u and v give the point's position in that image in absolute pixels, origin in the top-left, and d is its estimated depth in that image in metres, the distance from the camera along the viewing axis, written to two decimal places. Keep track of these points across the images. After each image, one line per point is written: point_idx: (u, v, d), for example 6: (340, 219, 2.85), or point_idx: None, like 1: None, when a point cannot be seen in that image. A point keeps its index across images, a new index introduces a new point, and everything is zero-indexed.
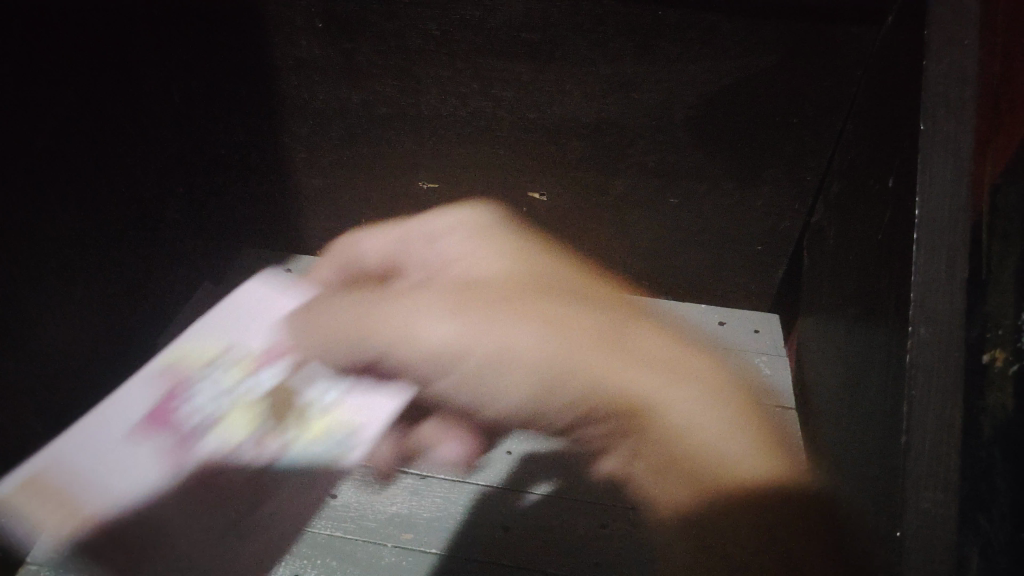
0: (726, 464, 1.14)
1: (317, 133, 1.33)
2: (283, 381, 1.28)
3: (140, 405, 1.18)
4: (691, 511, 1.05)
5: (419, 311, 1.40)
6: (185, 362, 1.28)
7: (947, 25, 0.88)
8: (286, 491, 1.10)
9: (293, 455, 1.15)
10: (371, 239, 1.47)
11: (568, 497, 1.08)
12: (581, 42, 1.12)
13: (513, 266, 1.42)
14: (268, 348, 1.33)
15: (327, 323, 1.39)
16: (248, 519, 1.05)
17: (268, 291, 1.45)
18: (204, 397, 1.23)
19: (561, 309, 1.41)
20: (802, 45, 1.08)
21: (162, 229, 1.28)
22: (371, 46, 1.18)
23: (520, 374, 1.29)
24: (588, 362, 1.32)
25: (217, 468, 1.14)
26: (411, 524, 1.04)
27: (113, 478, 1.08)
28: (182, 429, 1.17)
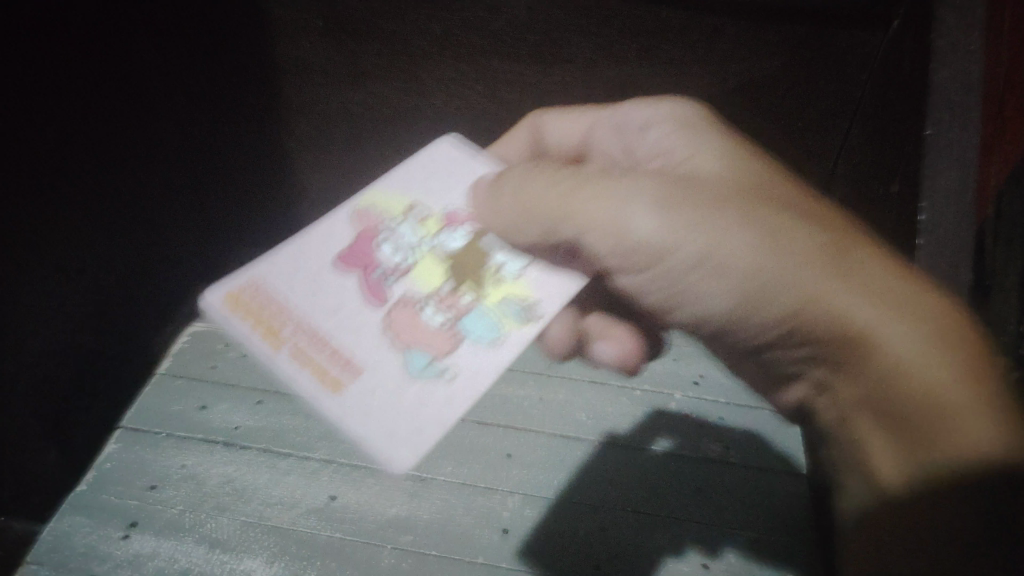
0: (932, 386, 0.76)
1: (320, 133, 1.34)
2: (467, 243, 1.05)
3: (340, 240, 1.04)
4: (691, 517, 1.05)
5: (638, 189, 0.88)
6: (379, 208, 1.08)
7: (952, 31, 0.94)
8: (467, 368, 0.95)
9: (478, 314, 0.99)
10: (557, 122, 1.22)
11: (568, 501, 1.05)
12: (587, 44, 1.13)
13: (733, 157, 0.97)
14: (450, 203, 1.09)
15: (560, 178, 0.93)
16: (364, 322, 0.95)
17: (461, 151, 1.16)
18: (401, 239, 1.05)
19: (787, 211, 0.86)
20: (806, 51, 1.08)
21: (164, 231, 1.33)
22: (378, 48, 1.20)
23: (726, 282, 0.84)
24: (794, 287, 0.81)
25: (350, 289, 0.99)
26: (411, 526, 1.01)
27: (314, 308, 0.97)
28: (378, 270, 1.01)
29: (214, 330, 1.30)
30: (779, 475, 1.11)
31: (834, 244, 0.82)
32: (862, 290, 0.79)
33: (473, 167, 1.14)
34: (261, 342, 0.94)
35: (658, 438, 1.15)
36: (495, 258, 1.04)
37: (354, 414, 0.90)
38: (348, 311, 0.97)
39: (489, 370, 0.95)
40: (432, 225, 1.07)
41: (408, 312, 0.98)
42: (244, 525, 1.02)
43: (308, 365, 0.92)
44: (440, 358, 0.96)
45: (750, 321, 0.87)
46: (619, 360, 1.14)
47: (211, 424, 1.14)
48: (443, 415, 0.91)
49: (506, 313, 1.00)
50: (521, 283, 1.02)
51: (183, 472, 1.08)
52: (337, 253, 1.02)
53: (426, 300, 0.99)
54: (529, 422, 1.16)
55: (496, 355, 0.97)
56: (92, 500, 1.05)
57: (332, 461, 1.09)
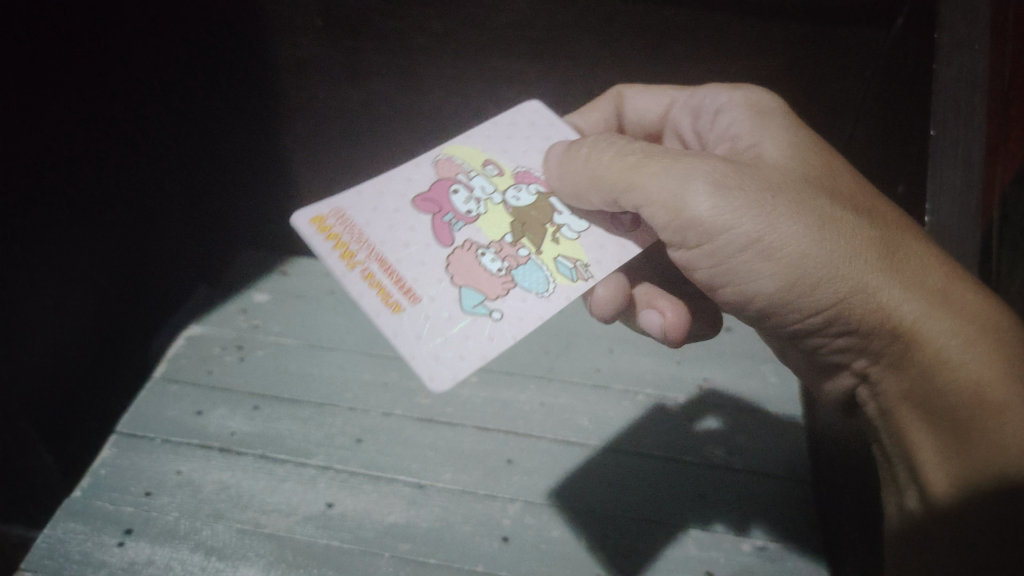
0: (990, 386, 0.69)
1: (316, 132, 1.32)
2: (535, 199, 1.02)
3: (422, 186, 1.03)
4: (694, 523, 1.03)
5: (698, 165, 0.80)
6: (459, 159, 1.06)
7: (958, 31, 0.93)
8: (514, 311, 0.91)
9: (535, 268, 0.95)
10: (641, 98, 1.09)
11: (569, 508, 1.04)
12: (589, 42, 1.12)
13: (796, 132, 0.86)
14: (524, 161, 1.06)
15: (630, 150, 0.87)
16: (433, 258, 0.95)
17: (541, 116, 1.12)
18: (474, 188, 1.02)
19: (844, 199, 0.78)
20: (810, 48, 1.06)
21: (159, 231, 1.32)
22: (375, 46, 1.18)
23: (772, 266, 0.77)
24: (847, 275, 0.74)
25: (412, 218, 0.99)
26: (409, 534, 1.00)
27: (389, 239, 0.97)
28: (448, 214, 0.99)
29: (210, 334, 1.29)
30: (785, 482, 1.09)
31: (886, 239, 0.76)
32: (913, 288, 0.74)
33: (558, 129, 1.10)
34: (337, 260, 0.94)
35: (661, 444, 1.13)
36: (557, 219, 1.00)
37: (406, 336, 0.89)
38: (418, 248, 0.96)
39: (536, 316, 0.92)
40: (506, 181, 1.04)
41: (468, 256, 0.96)
42: (240, 533, 1.00)
43: (375, 286, 0.92)
44: (493, 300, 0.92)
45: (795, 308, 0.78)
46: (659, 330, 0.96)
47: (205, 430, 1.12)
48: (486, 351, 0.88)
49: (559, 269, 0.95)
50: (579, 245, 0.98)
51: (178, 478, 1.06)
52: (415, 194, 1.01)
53: (488, 247, 0.97)
54: (530, 427, 1.14)
55: (546, 306, 0.92)
56: (86, 506, 1.02)
57: (329, 468, 1.08)
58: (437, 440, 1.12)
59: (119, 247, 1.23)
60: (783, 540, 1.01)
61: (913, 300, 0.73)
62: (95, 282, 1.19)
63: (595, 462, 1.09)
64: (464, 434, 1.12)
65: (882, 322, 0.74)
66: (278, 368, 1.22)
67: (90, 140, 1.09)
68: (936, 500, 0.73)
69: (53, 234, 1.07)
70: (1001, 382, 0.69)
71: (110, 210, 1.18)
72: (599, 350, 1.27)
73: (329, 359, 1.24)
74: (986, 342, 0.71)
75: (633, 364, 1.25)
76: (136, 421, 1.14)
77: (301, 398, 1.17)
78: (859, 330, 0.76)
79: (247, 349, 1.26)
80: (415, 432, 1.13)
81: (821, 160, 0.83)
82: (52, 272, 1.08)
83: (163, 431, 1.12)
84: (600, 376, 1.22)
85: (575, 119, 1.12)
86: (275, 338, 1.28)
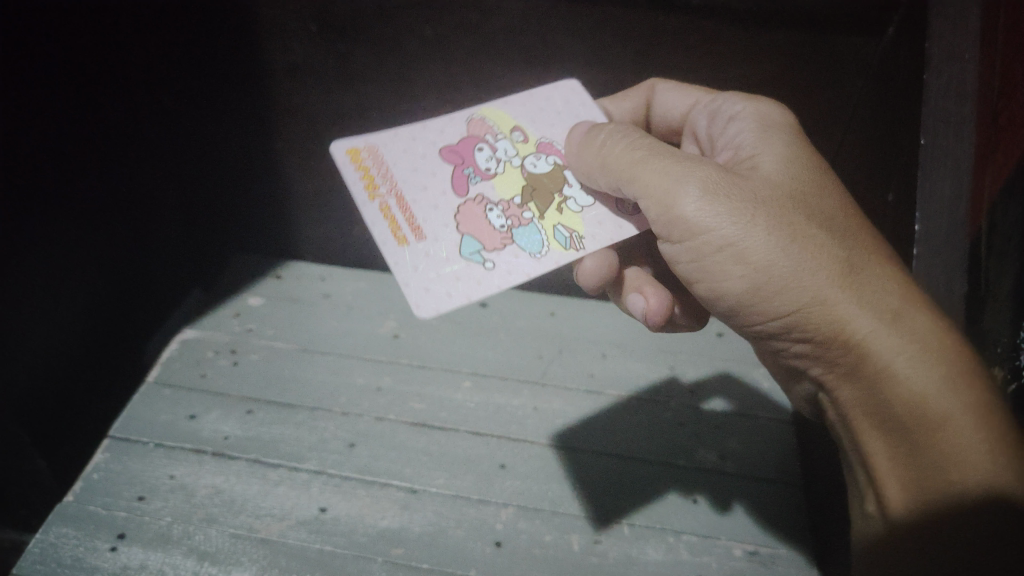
0: (928, 402, 0.69)
1: (311, 140, 1.30)
2: (555, 168, 1.02)
3: (453, 137, 1.03)
4: (687, 528, 1.03)
5: (691, 169, 0.81)
6: (491, 121, 1.06)
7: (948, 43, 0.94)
8: (506, 266, 0.93)
9: (535, 231, 0.96)
10: (671, 94, 1.06)
11: (562, 513, 1.04)
12: (582, 50, 1.13)
13: (796, 147, 0.85)
14: (550, 134, 1.06)
15: (639, 144, 0.87)
16: (446, 203, 0.97)
17: (578, 95, 1.09)
18: (499, 149, 1.03)
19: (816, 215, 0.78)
20: (800, 56, 1.07)
21: (148, 233, 1.32)
22: (369, 50, 1.18)
23: (738, 272, 0.79)
24: (805, 288, 0.75)
25: (435, 165, 1.00)
26: (402, 539, 1.00)
27: (408, 180, 0.99)
28: (469, 167, 1.00)
29: (204, 338, 1.28)
30: (776, 486, 1.09)
31: (847, 257, 0.76)
32: (871, 305, 0.74)
33: (587, 110, 1.07)
34: (360, 190, 0.97)
35: (653, 449, 1.13)
36: (567, 190, 1.00)
37: (402, 266, 0.92)
38: (432, 191, 0.98)
39: (525, 273, 0.93)
40: (529, 149, 1.04)
41: (476, 209, 0.97)
42: (233, 537, 0.99)
43: (386, 218, 0.95)
44: (489, 252, 0.94)
45: (756, 312, 0.81)
46: (642, 313, 0.94)
47: (198, 434, 1.12)
48: (471, 292, 0.91)
49: (557, 236, 0.96)
50: (583, 217, 0.98)
51: (171, 483, 1.06)
52: (442, 145, 1.02)
53: (496, 204, 0.98)
54: (523, 432, 1.14)
55: (539, 265, 0.93)
56: (79, 510, 1.02)
57: (323, 472, 1.08)
58: (431, 444, 1.12)
59: (112, 250, 1.23)
60: (774, 545, 1.02)
61: (869, 317, 0.73)
62: (89, 286, 1.19)
63: (589, 467, 1.10)
64: (456, 437, 1.13)
65: (836, 337, 0.75)
66: (273, 371, 1.23)
67: (89, 143, 1.12)
68: (893, 513, 0.74)
69: (58, 233, 1.09)
70: (940, 397, 0.69)
71: (110, 211, 1.21)
72: (592, 355, 1.27)
73: (323, 364, 1.24)
74: (932, 361, 0.70)
75: (626, 368, 1.25)
76: (129, 425, 1.13)
77: (294, 402, 1.17)
78: (814, 341, 0.77)
79: (241, 353, 1.26)
80: (406, 436, 1.13)
81: (813, 176, 0.82)
82: (53, 271, 1.10)
83: (156, 435, 1.12)
84: (593, 380, 1.23)
85: (605, 105, 1.10)
86: (269, 342, 1.28)
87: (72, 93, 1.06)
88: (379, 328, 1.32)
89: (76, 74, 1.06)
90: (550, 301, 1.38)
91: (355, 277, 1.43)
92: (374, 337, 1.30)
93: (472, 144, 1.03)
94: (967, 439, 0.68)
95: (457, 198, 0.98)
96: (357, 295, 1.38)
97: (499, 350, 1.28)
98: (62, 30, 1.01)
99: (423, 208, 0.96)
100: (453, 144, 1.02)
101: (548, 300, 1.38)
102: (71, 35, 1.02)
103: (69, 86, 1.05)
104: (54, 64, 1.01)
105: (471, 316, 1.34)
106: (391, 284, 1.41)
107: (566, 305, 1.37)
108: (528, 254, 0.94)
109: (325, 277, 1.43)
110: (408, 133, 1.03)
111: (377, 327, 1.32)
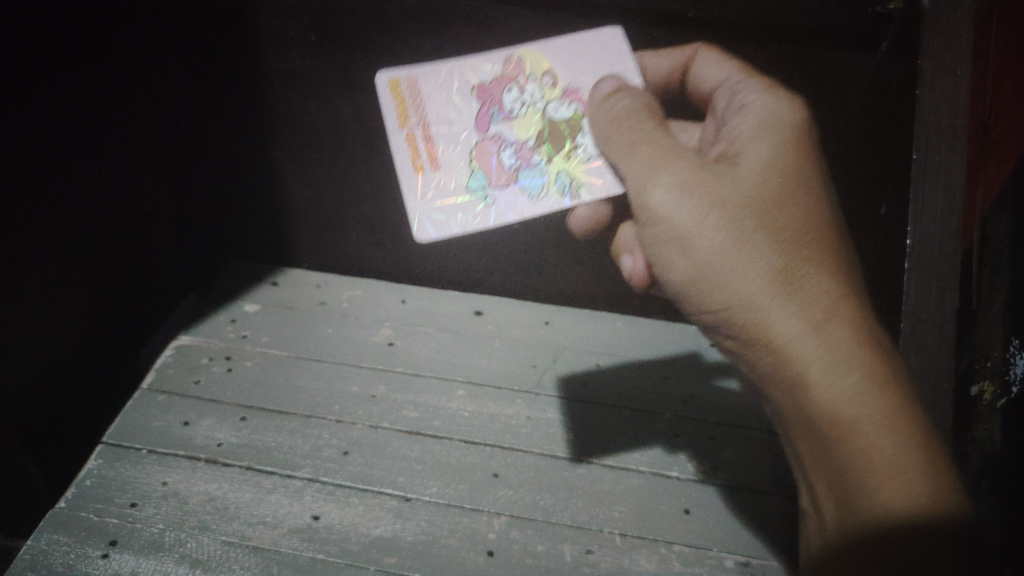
0: (845, 410, 0.75)
1: (308, 148, 1.31)
2: (575, 117, 1.07)
3: (486, 76, 1.08)
4: (679, 539, 1.03)
5: (664, 160, 0.85)
6: (527, 61, 1.09)
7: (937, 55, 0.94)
8: (504, 204, 1.04)
9: (539, 175, 1.05)
10: (709, 65, 1.02)
11: (555, 522, 1.04)
12: None
13: (781, 149, 0.86)
14: (580, 81, 1.08)
15: (639, 127, 0.90)
16: (466, 137, 1.06)
17: (619, 44, 1.07)
18: (527, 91, 1.08)
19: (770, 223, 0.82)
20: (792, 71, 1.09)
21: (145, 241, 1.33)
22: (366, 60, 1.19)
23: (683, 262, 0.85)
24: (736, 288, 0.81)
25: (463, 100, 1.07)
26: (395, 548, 1.00)
27: (435, 113, 1.07)
28: (493, 107, 1.07)
29: (199, 344, 1.29)
30: (770, 497, 1.10)
31: (785, 264, 0.80)
32: (801, 314, 0.79)
33: (618, 56, 1.07)
34: (391, 117, 1.07)
35: (647, 459, 1.14)
36: (581, 139, 1.06)
37: (412, 191, 1.05)
38: (454, 126, 1.07)
39: (519, 213, 1.04)
40: (555, 94, 1.07)
41: (490, 148, 1.06)
42: (225, 545, 0.99)
43: (408, 146, 1.06)
44: (492, 189, 1.05)
45: (693, 303, 0.88)
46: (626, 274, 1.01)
47: (190, 441, 1.12)
48: (466, 225, 1.04)
49: (558, 181, 1.05)
50: (589, 166, 1.05)
51: (164, 490, 1.05)
52: (475, 81, 1.08)
53: (510, 144, 1.06)
54: (517, 441, 1.15)
55: (534, 208, 1.04)
56: (70, 517, 1.01)
57: (316, 480, 1.08)
58: (424, 452, 1.12)
59: (110, 255, 1.24)
60: (766, 557, 1.02)
61: (804, 320, 0.79)
62: (88, 293, 1.20)
63: (582, 476, 1.10)
64: (449, 446, 1.13)
65: (762, 334, 0.81)
66: (267, 377, 1.23)
67: (89, 150, 1.12)
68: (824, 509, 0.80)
69: (54, 238, 1.09)
70: (856, 406, 0.75)
71: (108, 221, 1.21)
72: (586, 364, 1.28)
73: (317, 371, 1.25)
74: (859, 375, 0.76)
75: (620, 379, 1.26)
76: (122, 431, 1.13)
77: (289, 409, 1.18)
78: (740, 336, 0.84)
79: (235, 360, 1.26)
80: (399, 444, 1.13)
81: (786, 184, 0.84)
82: (49, 278, 1.10)
83: (149, 441, 1.12)
84: (587, 391, 1.24)
85: (643, 59, 1.09)
86: (264, 349, 1.28)
87: (72, 98, 1.06)
88: (373, 336, 1.32)
89: (76, 78, 1.05)
90: (545, 311, 1.39)
91: (351, 285, 1.43)
92: (369, 345, 1.30)
93: (503, 84, 1.08)
94: (876, 454, 0.73)
95: (477, 135, 1.06)
96: (351, 303, 1.39)
97: (494, 359, 1.28)
98: (61, 31, 1.00)
99: (442, 139, 1.07)
100: (486, 84, 1.08)
101: (543, 310, 1.39)
102: (71, 40, 1.02)
103: (69, 92, 1.04)
104: (55, 68, 1.01)
105: (466, 324, 1.35)
106: (387, 292, 1.42)
107: (561, 315, 1.38)
108: (529, 195, 1.05)
109: (321, 283, 1.44)
110: (446, 67, 1.08)
111: (372, 335, 1.32)
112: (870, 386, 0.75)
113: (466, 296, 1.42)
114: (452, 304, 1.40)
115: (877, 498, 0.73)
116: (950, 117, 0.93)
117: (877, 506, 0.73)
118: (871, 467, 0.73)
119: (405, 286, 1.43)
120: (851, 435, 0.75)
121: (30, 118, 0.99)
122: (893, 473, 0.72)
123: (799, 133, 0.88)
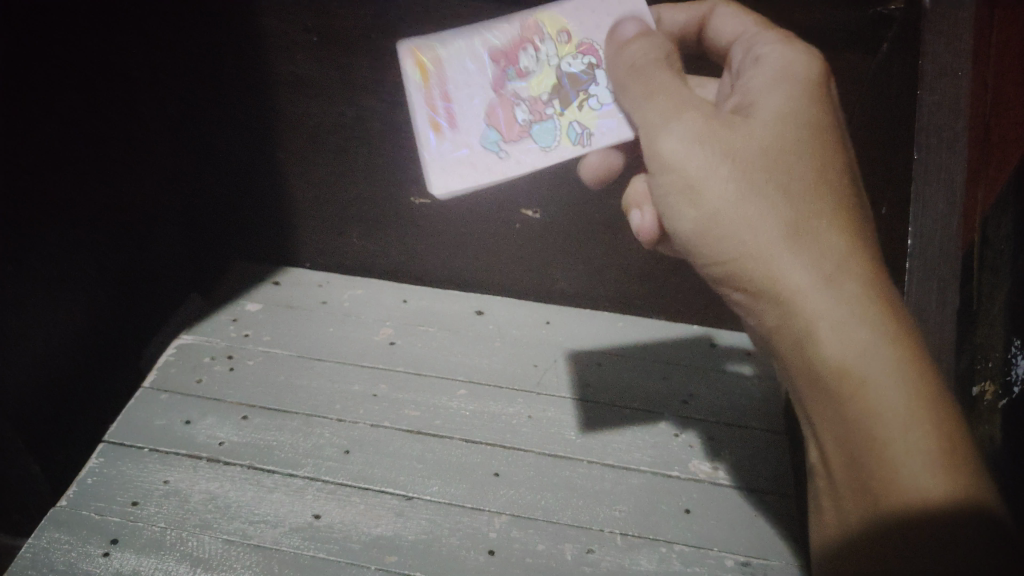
0: (856, 360, 0.76)
1: (310, 148, 1.32)
2: (588, 73, 1.09)
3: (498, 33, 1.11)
4: (679, 539, 1.03)
5: (679, 112, 0.90)
6: (542, 17, 1.10)
7: (939, 59, 0.92)
8: (517, 158, 1.08)
9: (552, 130, 1.09)
10: (728, 19, 1.02)
11: (556, 522, 1.04)
12: None
13: (796, 103, 0.88)
14: (595, 36, 1.09)
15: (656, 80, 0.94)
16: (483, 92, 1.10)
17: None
18: (542, 47, 1.11)
19: (787, 175, 0.84)
20: None
21: (148, 242, 1.33)
22: (368, 61, 1.20)
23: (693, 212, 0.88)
24: (745, 235, 0.84)
25: (476, 55, 1.10)
26: (395, 546, 1.00)
27: (452, 71, 1.10)
28: (507, 62, 1.10)
29: (201, 342, 1.29)
30: (771, 498, 1.10)
31: (796, 217, 0.83)
32: (810, 266, 0.81)
33: (636, 4, 1.07)
34: (410, 74, 1.11)
35: (647, 458, 1.14)
36: (594, 93, 1.09)
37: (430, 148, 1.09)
38: (469, 82, 1.10)
39: (532, 167, 1.08)
40: (569, 49, 1.10)
41: (504, 104, 1.10)
42: (227, 544, 0.99)
43: (427, 104, 1.10)
44: (506, 144, 1.09)
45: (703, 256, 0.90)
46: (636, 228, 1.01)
47: (192, 440, 1.12)
48: (480, 178, 1.08)
49: (569, 134, 1.09)
50: (600, 121, 1.08)
51: (165, 488, 1.06)
52: (489, 36, 1.11)
53: (523, 101, 1.10)
54: (518, 441, 1.15)
55: (546, 162, 1.09)
56: (72, 515, 1.01)
57: (317, 479, 1.08)
58: (425, 452, 1.12)
59: (114, 254, 1.24)
60: (767, 557, 1.02)
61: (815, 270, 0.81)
62: (92, 293, 1.20)
63: (583, 476, 1.11)
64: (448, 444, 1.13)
65: (772, 283, 0.82)
66: (269, 376, 1.23)
67: (93, 148, 1.12)
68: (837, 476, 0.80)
69: (54, 238, 1.09)
70: (867, 358, 0.76)
71: (109, 221, 1.21)
72: (587, 364, 1.29)
73: (318, 370, 1.25)
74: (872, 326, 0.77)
75: (620, 379, 1.26)
76: (124, 430, 1.13)
77: (290, 408, 1.18)
78: (749, 290, 0.85)
79: (237, 359, 1.27)
80: (399, 442, 1.13)
81: (799, 135, 0.86)
82: (52, 277, 1.10)
83: (151, 440, 1.12)
84: (587, 390, 1.24)
85: (661, 11, 1.09)
86: (266, 348, 1.29)
87: (71, 96, 1.06)
88: (375, 336, 1.32)
89: (74, 77, 1.05)
90: (547, 311, 1.39)
91: (352, 284, 1.43)
92: (371, 345, 1.31)
93: (519, 42, 1.10)
94: (886, 407, 0.74)
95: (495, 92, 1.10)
96: (353, 303, 1.39)
97: (495, 358, 1.29)
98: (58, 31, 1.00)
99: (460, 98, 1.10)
100: (500, 41, 1.10)
101: (545, 310, 1.39)
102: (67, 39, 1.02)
103: (68, 89, 1.04)
104: (53, 65, 1.00)
105: (467, 325, 1.35)
106: (389, 292, 1.42)
107: (563, 315, 1.38)
108: (544, 149, 1.09)
109: (323, 282, 1.43)
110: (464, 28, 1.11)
111: (373, 335, 1.33)
112: (881, 338, 0.76)
113: (467, 297, 1.42)
114: (453, 304, 1.40)
115: (892, 461, 0.72)
116: (950, 119, 0.92)
117: (894, 468, 0.72)
118: (884, 424, 0.74)
119: (406, 287, 1.43)
120: (864, 389, 0.75)
121: (24, 114, 0.98)
122: (905, 431, 0.72)
123: (812, 87, 0.90)
